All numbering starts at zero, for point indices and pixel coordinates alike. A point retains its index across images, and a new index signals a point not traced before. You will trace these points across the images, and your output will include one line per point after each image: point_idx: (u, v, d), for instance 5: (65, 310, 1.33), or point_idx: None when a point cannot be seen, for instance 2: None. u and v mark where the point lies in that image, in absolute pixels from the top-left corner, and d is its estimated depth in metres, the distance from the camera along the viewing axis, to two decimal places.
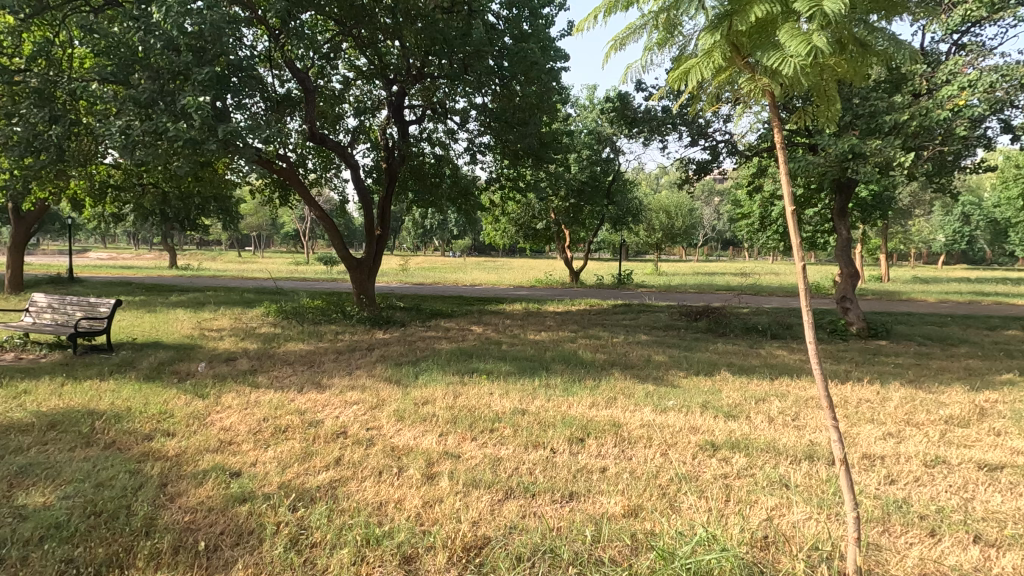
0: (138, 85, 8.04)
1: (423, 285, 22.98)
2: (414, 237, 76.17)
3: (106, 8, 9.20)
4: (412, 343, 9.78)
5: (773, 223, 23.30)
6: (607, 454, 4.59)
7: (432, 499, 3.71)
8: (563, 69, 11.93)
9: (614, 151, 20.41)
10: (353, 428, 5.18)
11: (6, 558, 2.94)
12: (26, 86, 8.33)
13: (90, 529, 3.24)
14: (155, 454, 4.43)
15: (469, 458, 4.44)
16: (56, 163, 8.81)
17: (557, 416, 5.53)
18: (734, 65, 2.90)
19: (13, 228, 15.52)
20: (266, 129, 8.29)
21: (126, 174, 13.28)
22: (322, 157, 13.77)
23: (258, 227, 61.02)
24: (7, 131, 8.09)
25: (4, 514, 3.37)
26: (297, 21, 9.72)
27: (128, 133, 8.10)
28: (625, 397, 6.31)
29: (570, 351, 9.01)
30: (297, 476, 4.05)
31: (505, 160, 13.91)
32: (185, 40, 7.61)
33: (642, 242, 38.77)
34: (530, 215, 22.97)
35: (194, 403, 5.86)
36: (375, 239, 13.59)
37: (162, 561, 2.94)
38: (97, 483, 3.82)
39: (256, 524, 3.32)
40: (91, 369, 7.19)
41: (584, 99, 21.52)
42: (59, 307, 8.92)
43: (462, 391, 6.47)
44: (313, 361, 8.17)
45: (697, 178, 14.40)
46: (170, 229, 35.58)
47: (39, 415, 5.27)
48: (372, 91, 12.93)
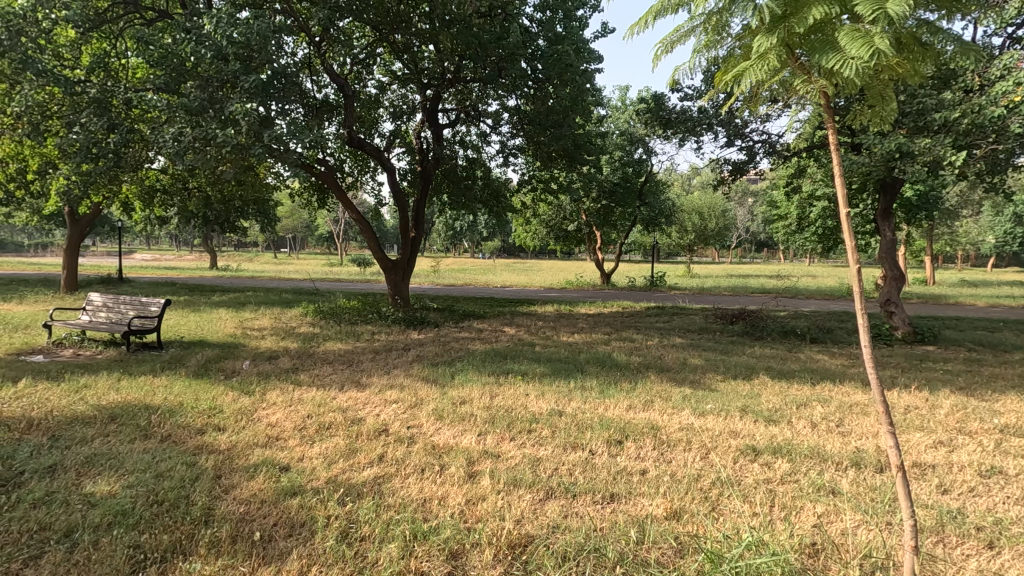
0: (189, 93, 8.39)
1: (455, 286, 23.25)
2: (444, 239, 76.97)
3: (158, 21, 9.66)
4: (446, 343, 9.92)
5: (811, 224, 22.73)
6: (646, 457, 4.58)
7: (474, 497, 3.77)
8: (597, 70, 11.91)
9: (646, 152, 20.29)
10: (393, 426, 5.29)
11: (79, 541, 3.12)
12: (86, 96, 8.81)
13: (154, 516, 3.42)
14: (209, 448, 4.62)
15: (509, 458, 4.49)
16: (112, 169, 9.26)
17: (594, 418, 5.55)
18: (790, 66, 2.87)
19: (69, 231, 16.28)
20: (308, 135, 8.52)
21: (174, 179, 13.83)
22: (358, 161, 14.04)
23: (294, 229, 62.63)
24: (70, 138, 8.53)
25: (75, 500, 3.58)
26: (336, 28, 9.94)
27: (180, 140, 8.47)
28: (662, 400, 6.26)
29: (605, 354, 8.98)
30: (343, 472, 4.16)
31: (537, 162, 13.99)
32: (233, 49, 7.89)
33: (674, 243, 38.26)
34: (561, 216, 23.03)
35: (241, 399, 6.08)
36: (409, 241, 13.82)
37: (223, 549, 3.08)
38: (156, 473, 4.02)
39: (308, 517, 3.43)
40: (144, 366, 7.52)
41: (617, 99, 21.48)
42: (114, 306, 9.34)
43: (498, 392, 6.54)
44: (351, 361, 8.35)
45: (732, 178, 14.19)
46: (211, 231, 36.84)
47: (100, 408, 5.56)
48: (406, 95, 13.12)
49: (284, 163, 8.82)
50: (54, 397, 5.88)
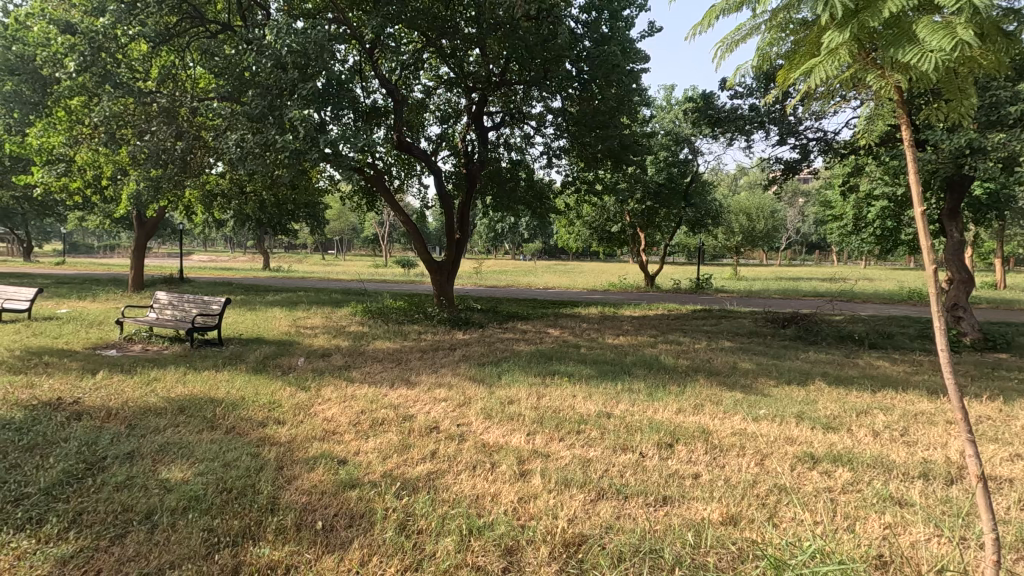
0: (251, 102, 8.79)
1: (498, 288, 23.43)
2: (486, 241, 77.52)
3: (222, 33, 10.23)
4: (491, 344, 10.01)
5: (869, 225, 21.71)
6: (698, 460, 4.51)
7: (527, 495, 3.81)
8: (643, 69, 11.81)
9: (692, 152, 19.93)
10: (444, 424, 5.38)
11: (159, 523, 3.33)
12: (156, 106, 9.39)
13: (224, 503, 3.61)
14: (270, 440, 4.83)
15: (558, 458, 4.51)
16: (178, 175, 9.81)
17: (644, 421, 5.48)
18: (861, 61, 2.80)
19: (136, 233, 17.24)
20: (360, 139, 8.77)
21: (233, 183, 14.51)
22: (405, 164, 14.35)
23: (341, 231, 64.36)
24: (141, 146, 9.12)
25: (152, 485, 3.82)
26: (387, 36, 10.22)
27: (242, 146, 8.89)
28: (713, 404, 6.13)
29: (652, 356, 8.86)
30: (397, 467, 4.27)
31: (581, 163, 13.94)
32: (292, 58, 8.21)
33: (721, 244, 37.30)
34: (604, 217, 22.85)
35: (298, 394, 6.33)
36: (454, 242, 14.03)
37: (289, 536, 3.22)
38: (224, 463, 4.24)
39: (367, 509, 3.55)
40: (207, 361, 7.91)
41: (662, 99, 21.29)
42: (178, 304, 9.83)
43: (545, 392, 6.57)
44: (400, 359, 8.54)
45: (783, 178, 13.76)
46: (264, 234, 38.30)
47: (169, 400, 5.90)
48: (452, 99, 13.34)
49: (338, 167, 9.12)
50: (129, 388, 6.27)
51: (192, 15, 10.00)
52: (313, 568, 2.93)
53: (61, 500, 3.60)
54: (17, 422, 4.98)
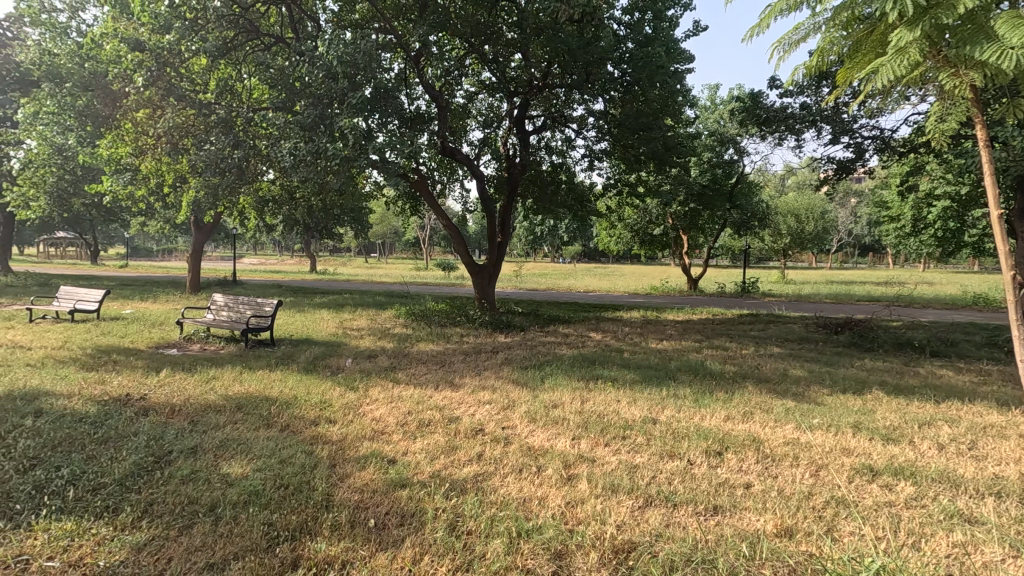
0: (303, 111, 9.12)
1: (538, 291, 23.43)
2: (525, 244, 77.59)
3: (274, 45, 10.64)
4: (533, 347, 10.03)
5: (929, 226, 20.61)
6: (749, 470, 4.40)
7: (574, 500, 3.81)
8: (688, 69, 11.61)
9: (738, 152, 19.46)
10: (489, 426, 5.44)
11: (223, 515, 3.50)
12: (214, 117, 9.84)
13: (282, 498, 3.76)
14: (323, 438, 4.99)
15: (605, 463, 4.49)
16: (234, 182, 10.27)
17: (691, 427, 5.39)
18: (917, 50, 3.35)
19: (194, 237, 18.11)
20: (406, 146, 8.96)
21: (283, 190, 15.06)
22: (447, 169, 14.55)
23: (383, 234, 65.73)
24: (202, 155, 9.58)
25: (215, 479, 4.01)
26: (431, 44, 10.43)
27: (295, 154, 9.24)
28: (763, 412, 5.96)
29: (697, 362, 8.68)
30: (445, 468, 4.34)
31: (623, 165, 13.80)
32: (342, 68, 8.46)
33: (768, 247, 36.16)
34: (646, 220, 22.52)
35: (347, 394, 6.51)
36: (496, 245, 14.14)
37: (343, 532, 3.32)
38: (280, 459, 4.41)
39: (417, 509, 3.62)
40: (261, 360, 8.24)
41: (707, 99, 20.89)
42: (233, 305, 10.26)
43: (589, 397, 6.54)
44: (444, 361, 8.67)
45: (836, 178, 13.27)
46: (311, 237, 39.53)
47: (228, 397, 6.17)
48: (494, 103, 13.47)
49: (384, 173, 9.34)
50: (190, 386, 6.60)
51: (248, 29, 10.50)
52: (367, 565, 3.01)
53: (134, 491, 3.83)
54: (92, 416, 5.32)
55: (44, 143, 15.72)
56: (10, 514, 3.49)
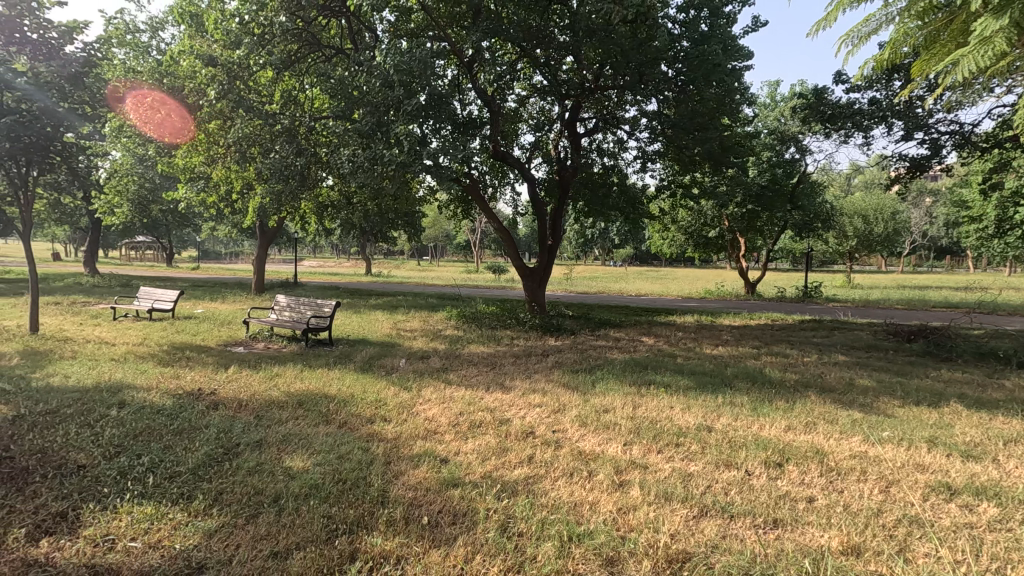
0: (361, 119, 9.46)
1: (589, 294, 23.20)
2: (576, 247, 77.15)
3: (334, 56, 11.09)
4: (584, 351, 9.97)
5: (1016, 227, 19.03)
6: (812, 483, 4.20)
7: (626, 506, 3.76)
8: (747, 66, 11.25)
9: (800, 151, 18.69)
10: (540, 429, 5.44)
11: (286, 506, 3.67)
12: (279, 126, 10.35)
13: (340, 492, 3.91)
14: (378, 436, 5.14)
15: (658, 470, 4.40)
16: (297, 188, 10.76)
17: (749, 436, 5.21)
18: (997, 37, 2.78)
19: (259, 241, 19.08)
20: (459, 151, 9.11)
21: (342, 196, 15.65)
22: (499, 172, 14.67)
23: (435, 237, 67.05)
24: (268, 163, 10.08)
25: (279, 472, 4.21)
26: (485, 49, 10.58)
27: (354, 161, 9.59)
28: (827, 423, 5.68)
29: (755, 369, 8.38)
30: (496, 469, 4.38)
31: (677, 166, 13.50)
32: (399, 77, 8.73)
33: (833, 249, 34.45)
34: (701, 222, 21.95)
35: (401, 394, 6.68)
36: (547, 248, 14.15)
37: (398, 528, 3.41)
38: (339, 455, 4.58)
39: (469, 508, 3.67)
40: (321, 359, 8.59)
41: (767, 96, 20.18)
42: (295, 306, 10.72)
43: (641, 402, 6.42)
44: (494, 363, 8.76)
45: (909, 176, 12.50)
46: (367, 241, 40.80)
47: (289, 394, 6.47)
48: (545, 106, 13.50)
49: (437, 178, 9.53)
50: (256, 382, 6.96)
51: (310, 42, 10.89)
52: (421, 562, 3.07)
53: (205, 480, 4.07)
54: (168, 408, 5.70)
55: (128, 154, 16.94)
56: (99, 497, 3.78)
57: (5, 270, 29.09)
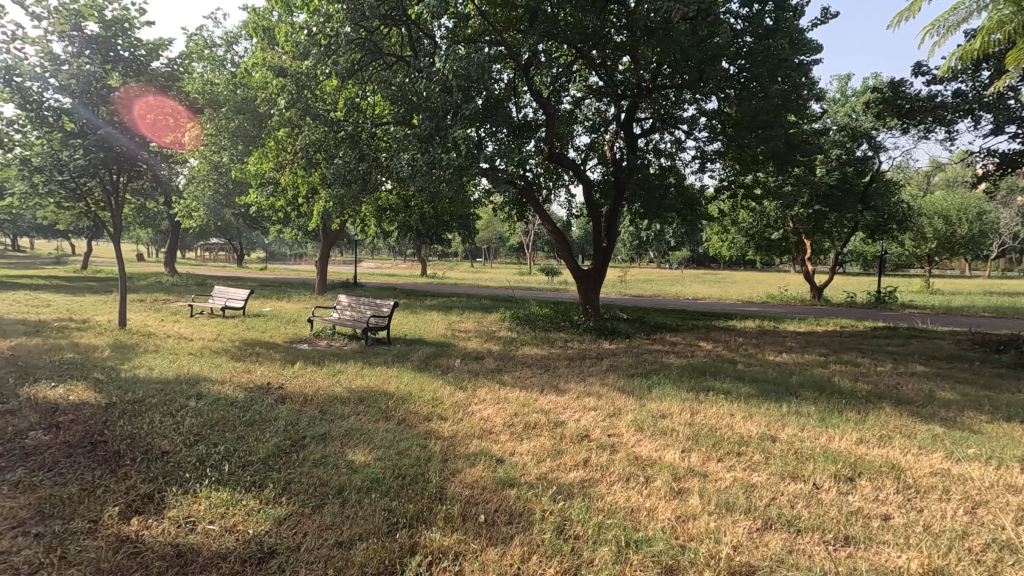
0: (421, 124, 9.69)
1: (644, 297, 22.75)
2: (631, 249, 75.87)
3: (396, 63, 11.41)
4: (639, 355, 9.79)
5: None
6: (888, 500, 3.96)
7: (685, 514, 3.67)
8: (815, 61, 10.75)
9: (873, 148, 17.66)
10: (594, 432, 5.40)
11: (349, 499, 3.82)
12: (343, 133, 10.78)
13: (400, 487, 4.02)
14: (435, 433, 5.26)
15: (718, 479, 4.28)
16: (359, 192, 11.15)
17: (816, 448, 4.96)
18: None
19: (322, 242, 19.87)
20: (515, 154, 9.18)
21: (401, 199, 16.09)
22: (553, 174, 14.68)
23: (489, 240, 67.57)
24: (332, 169, 10.52)
25: (342, 465, 4.38)
26: (542, 51, 10.63)
27: (413, 164, 9.83)
28: (904, 438, 5.33)
29: (823, 377, 7.97)
30: (551, 471, 4.38)
31: (738, 166, 13.06)
32: (457, 82, 8.92)
33: (909, 251, 32.29)
34: (763, 224, 21.09)
35: (457, 393, 6.80)
36: (602, 251, 14.02)
37: (457, 525, 3.48)
38: (398, 451, 4.72)
39: (525, 509, 3.69)
40: (380, 358, 8.85)
41: (836, 91, 19.21)
42: (355, 305, 11.10)
43: (699, 409, 6.24)
44: (549, 365, 8.76)
45: (999, 173, 11.55)
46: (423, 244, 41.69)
47: (350, 390, 6.72)
48: (601, 107, 13.41)
49: (494, 181, 9.63)
50: (320, 378, 7.27)
51: (373, 51, 11.11)
52: (478, 559, 3.12)
53: (275, 469, 4.29)
54: (241, 401, 6.04)
55: (205, 161, 17.98)
56: (182, 481, 4.07)
57: (96, 270, 31.22)
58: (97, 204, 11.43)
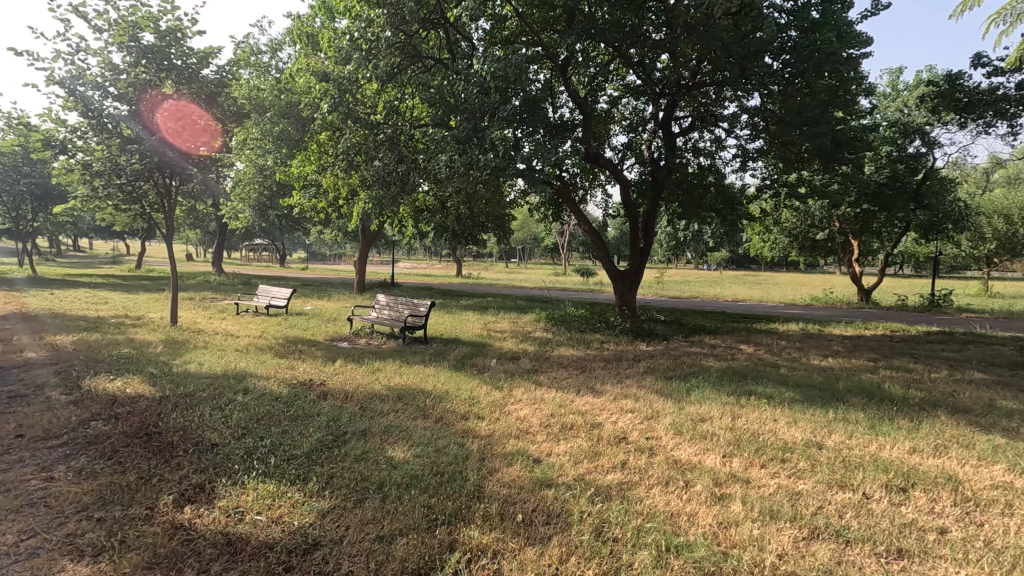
0: (458, 126, 9.77)
1: (682, 299, 22.32)
2: (669, 250, 74.55)
3: (434, 66, 11.53)
4: (678, 357, 9.62)
5: None
6: (945, 513, 3.78)
7: (728, 520, 3.59)
8: (865, 54, 10.35)
9: (927, 144, 16.88)
10: (632, 435, 5.34)
11: (389, 494, 3.89)
12: (383, 136, 10.98)
13: (438, 485, 4.06)
14: (473, 432, 5.30)
15: (761, 486, 4.17)
16: (397, 194, 11.34)
17: (866, 456, 4.77)
18: None
19: (361, 243, 20.25)
20: (552, 154, 9.15)
21: (437, 200, 16.27)
22: (590, 174, 14.57)
23: (524, 240, 67.52)
24: (372, 171, 10.72)
25: (382, 461, 4.47)
26: (579, 51, 10.59)
27: (451, 165, 9.91)
28: (961, 448, 5.08)
29: (872, 383, 7.65)
30: (589, 472, 4.36)
31: (781, 165, 12.69)
32: (494, 83, 8.97)
33: (967, 250, 30.61)
34: (808, 224, 20.47)
35: (493, 392, 6.83)
36: (639, 251, 13.82)
37: (495, 523, 3.50)
38: (436, 449, 4.78)
39: (563, 510, 3.68)
40: (418, 357, 8.96)
41: (887, 85, 18.44)
42: (393, 305, 11.28)
43: (741, 414, 6.08)
44: (585, 367, 8.70)
45: None
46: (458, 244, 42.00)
47: (389, 388, 6.83)
48: (639, 106, 13.25)
49: (531, 181, 9.62)
50: (360, 376, 7.42)
51: (412, 55, 11.27)
52: (517, 558, 3.13)
53: (318, 464, 4.41)
54: (285, 397, 6.22)
55: (251, 164, 18.55)
56: (231, 472, 4.22)
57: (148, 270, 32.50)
58: (151, 207, 12.01)
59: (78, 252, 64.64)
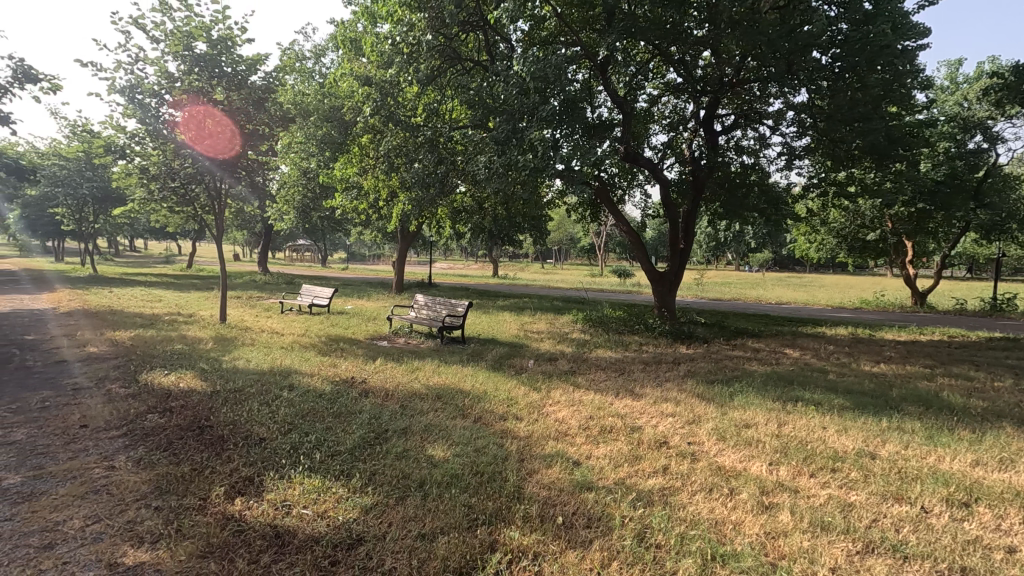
0: (497, 127, 9.79)
1: (723, 301, 21.80)
2: (708, 251, 72.94)
3: (473, 68, 11.61)
4: (719, 360, 9.40)
5: None
6: (1013, 531, 3.56)
7: (776, 530, 3.48)
8: (922, 46, 9.87)
9: (988, 139, 15.99)
10: (674, 440, 5.24)
11: (430, 492, 3.93)
12: (422, 138, 11.13)
13: (478, 484, 4.08)
14: (511, 433, 5.30)
15: (811, 495, 4.02)
16: (436, 195, 11.47)
17: (923, 468, 4.55)
18: None
19: (400, 243, 20.58)
20: (592, 154, 9.08)
21: (475, 201, 16.39)
22: (628, 174, 14.39)
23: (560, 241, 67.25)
24: (412, 173, 10.87)
25: (422, 459, 4.52)
26: (620, 50, 10.47)
27: (490, 166, 9.93)
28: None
29: (928, 391, 7.29)
30: (630, 476, 4.29)
31: (829, 163, 12.24)
32: (534, 83, 8.95)
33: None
34: (858, 224, 19.78)
35: (531, 393, 6.83)
36: (679, 252, 13.57)
37: (535, 525, 3.49)
38: (476, 448, 4.80)
39: (604, 514, 3.64)
40: (456, 356, 9.04)
41: (944, 78, 17.54)
42: (431, 305, 11.42)
43: (787, 420, 5.89)
44: (623, 369, 8.60)
45: None
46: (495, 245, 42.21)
47: (428, 387, 6.91)
48: (680, 104, 13.01)
49: (569, 182, 9.57)
50: (400, 374, 7.53)
51: (452, 58, 11.38)
52: (558, 561, 3.11)
53: (360, 460, 4.49)
54: (328, 394, 6.37)
55: (295, 167, 19.08)
56: (278, 466, 4.35)
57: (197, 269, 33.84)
58: (202, 209, 12.50)
59: (135, 253, 67.96)
